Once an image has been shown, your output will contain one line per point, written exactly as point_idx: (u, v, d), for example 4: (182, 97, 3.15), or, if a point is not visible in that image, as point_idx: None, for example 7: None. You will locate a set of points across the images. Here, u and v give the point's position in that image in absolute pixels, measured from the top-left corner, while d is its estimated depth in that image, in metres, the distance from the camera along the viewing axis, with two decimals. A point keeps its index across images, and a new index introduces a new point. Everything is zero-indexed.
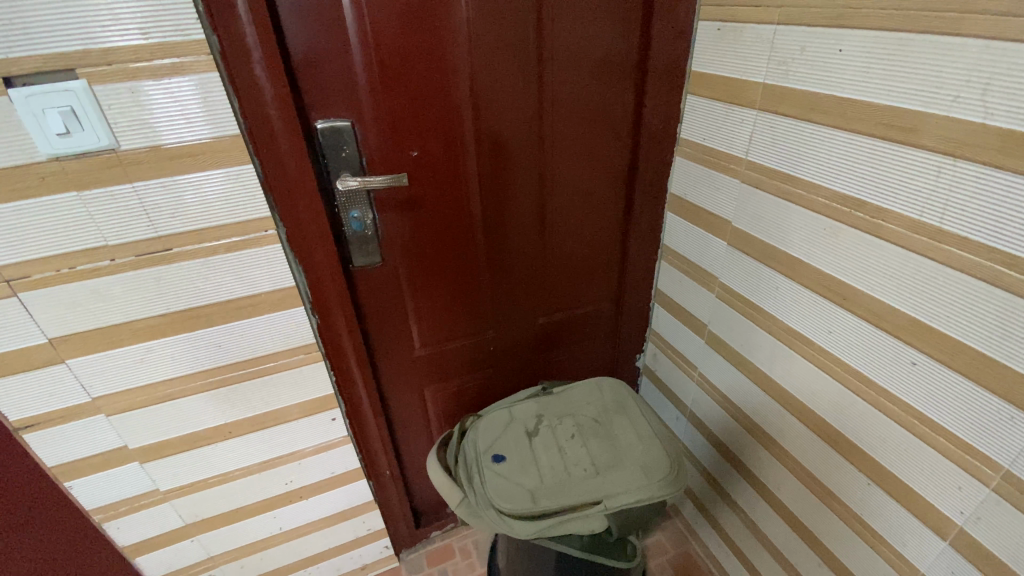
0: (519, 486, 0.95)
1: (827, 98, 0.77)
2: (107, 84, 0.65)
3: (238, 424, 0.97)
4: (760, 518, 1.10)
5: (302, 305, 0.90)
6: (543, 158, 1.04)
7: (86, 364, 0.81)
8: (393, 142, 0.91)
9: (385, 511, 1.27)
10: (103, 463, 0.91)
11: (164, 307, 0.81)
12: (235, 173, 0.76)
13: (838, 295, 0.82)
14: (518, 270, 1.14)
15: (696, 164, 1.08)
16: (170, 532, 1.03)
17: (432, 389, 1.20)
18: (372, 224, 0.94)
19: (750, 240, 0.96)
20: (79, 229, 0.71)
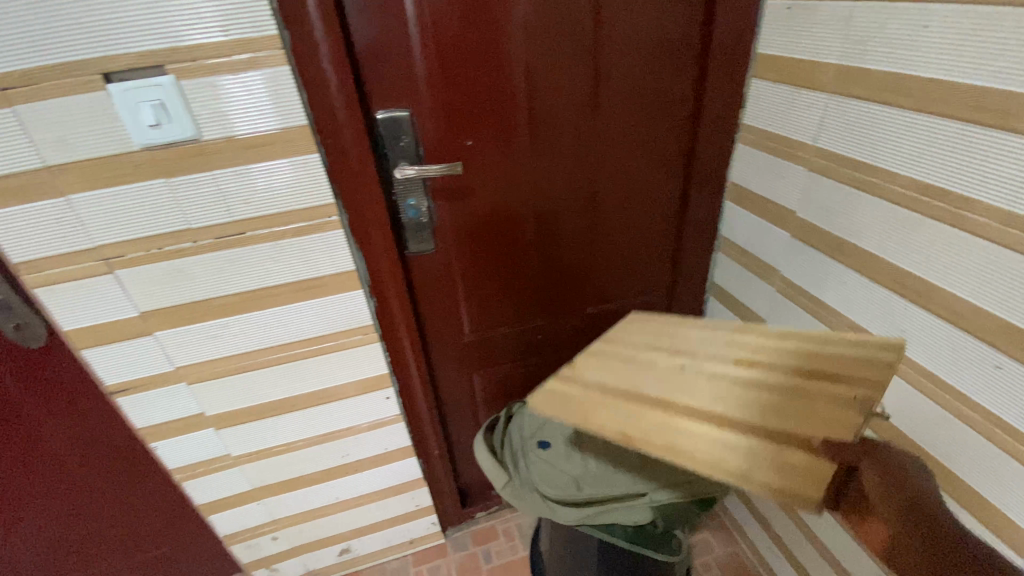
0: (563, 473, 0.97)
1: (908, 79, 0.71)
2: (192, 79, 0.70)
3: (301, 398, 1.04)
4: (816, 523, 1.05)
5: (360, 288, 0.95)
6: (597, 146, 1.04)
7: (172, 336, 0.89)
8: (449, 132, 0.93)
9: (433, 488, 1.32)
10: (184, 427, 1.00)
11: (238, 286, 0.87)
12: (302, 162, 0.80)
13: (912, 292, 0.76)
14: (568, 259, 1.14)
15: (760, 152, 1.03)
16: (240, 493, 1.12)
17: (480, 375, 1.23)
18: (427, 212, 0.97)
19: (816, 231, 0.92)
20: (167, 212, 0.78)
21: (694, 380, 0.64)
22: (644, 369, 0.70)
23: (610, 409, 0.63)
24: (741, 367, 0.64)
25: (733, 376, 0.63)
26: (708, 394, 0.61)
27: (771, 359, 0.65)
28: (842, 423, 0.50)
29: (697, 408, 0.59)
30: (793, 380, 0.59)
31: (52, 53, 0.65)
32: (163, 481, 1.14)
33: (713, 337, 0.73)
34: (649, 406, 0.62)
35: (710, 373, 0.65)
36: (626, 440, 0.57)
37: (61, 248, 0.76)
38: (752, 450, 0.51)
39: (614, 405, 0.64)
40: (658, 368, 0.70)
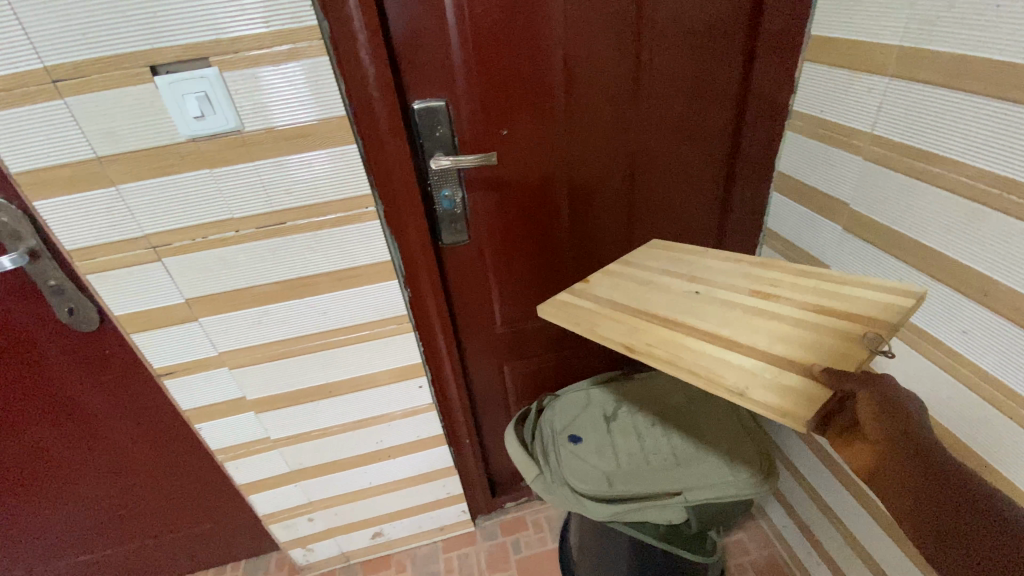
0: (595, 468, 0.96)
1: (978, 62, 0.65)
2: (234, 71, 0.71)
3: (337, 384, 1.06)
4: (858, 531, 1.00)
5: (395, 279, 0.95)
6: (636, 136, 1.01)
7: (215, 322, 0.91)
8: (485, 121, 0.91)
9: (463, 477, 1.33)
10: (226, 410, 1.03)
11: (277, 275, 0.89)
12: (340, 152, 0.81)
13: (976, 291, 0.71)
14: (603, 251, 1.12)
15: (810, 140, 0.98)
16: (278, 475, 1.16)
17: (512, 366, 1.23)
18: (461, 202, 0.97)
19: (871, 225, 0.86)
20: (211, 203, 0.80)
21: (709, 306, 0.72)
22: (663, 294, 0.78)
23: (612, 320, 0.73)
24: (755, 298, 0.71)
25: (749, 305, 0.70)
26: (719, 317, 0.69)
27: (788, 293, 0.71)
28: (836, 356, 0.58)
29: (707, 332, 0.67)
30: (798, 312, 0.66)
31: (103, 48, 0.67)
32: (206, 460, 1.19)
33: (734, 270, 0.80)
34: (657, 323, 0.70)
35: (724, 300, 0.73)
36: (629, 348, 0.67)
37: (112, 237, 0.80)
38: (746, 368, 0.59)
39: (617, 316, 0.73)
40: (672, 290, 0.78)
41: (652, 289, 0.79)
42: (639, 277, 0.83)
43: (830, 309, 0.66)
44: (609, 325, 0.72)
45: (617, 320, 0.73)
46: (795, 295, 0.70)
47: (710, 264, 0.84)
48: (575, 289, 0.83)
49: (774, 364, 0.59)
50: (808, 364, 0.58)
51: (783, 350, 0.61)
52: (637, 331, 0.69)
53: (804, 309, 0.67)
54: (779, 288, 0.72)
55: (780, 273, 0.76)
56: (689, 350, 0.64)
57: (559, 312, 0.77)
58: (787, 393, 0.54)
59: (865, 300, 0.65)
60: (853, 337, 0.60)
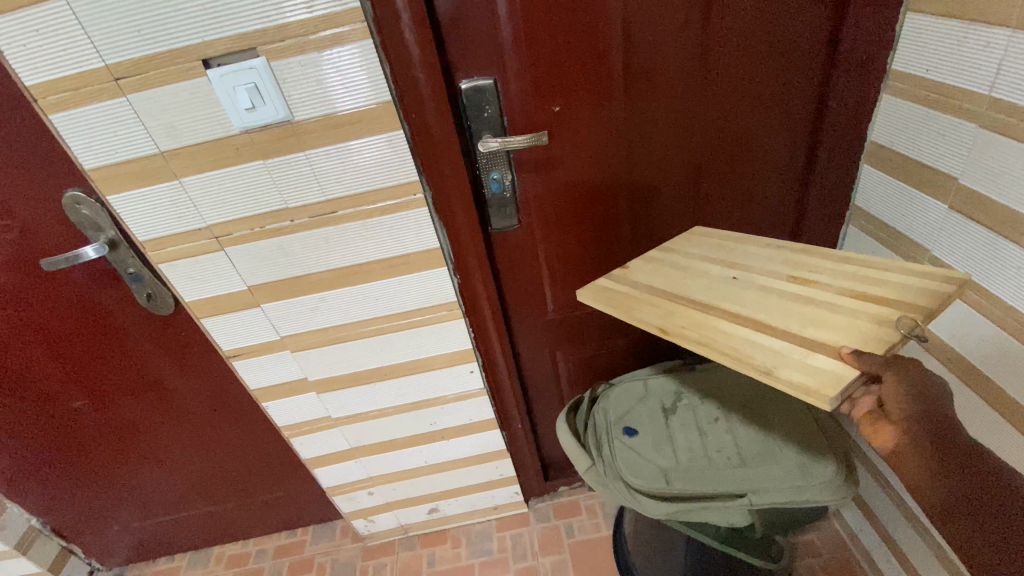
0: (651, 463, 0.92)
1: None
2: (282, 59, 0.71)
3: (391, 368, 1.07)
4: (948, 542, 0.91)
5: (445, 266, 0.94)
6: (704, 105, 0.91)
7: (276, 307, 0.94)
8: (536, 98, 0.86)
9: (516, 459, 1.33)
10: (289, 390, 1.08)
11: (331, 263, 0.90)
12: (388, 139, 0.79)
13: None
14: (665, 233, 1.05)
15: (911, 105, 0.85)
16: (340, 451, 1.21)
17: (564, 352, 1.19)
18: (511, 186, 0.93)
19: (983, 204, 0.74)
20: (266, 193, 0.81)
21: (746, 291, 0.71)
22: (699, 278, 0.77)
23: (649, 304, 0.73)
24: (793, 284, 0.70)
25: (787, 291, 0.69)
26: (756, 302, 0.69)
27: (826, 278, 0.70)
28: (868, 339, 0.59)
29: (744, 318, 0.67)
30: (836, 298, 0.66)
31: (159, 44, 0.68)
32: (274, 433, 1.26)
33: (773, 254, 0.78)
34: (693, 308, 0.70)
35: (762, 287, 0.72)
36: (662, 331, 0.67)
37: (178, 227, 0.83)
38: (778, 351, 0.61)
39: (653, 300, 0.73)
40: (710, 275, 0.77)
41: (689, 273, 0.79)
42: (679, 262, 0.82)
43: (870, 296, 0.65)
44: (644, 309, 0.72)
45: (653, 305, 0.73)
46: (834, 280, 0.69)
47: (750, 249, 0.81)
48: (614, 275, 0.83)
49: (804, 348, 0.60)
50: (837, 346, 0.59)
51: (816, 333, 0.61)
52: (672, 315, 0.69)
53: (844, 295, 0.66)
54: (818, 274, 0.71)
55: (820, 259, 0.74)
56: (724, 334, 0.65)
57: (596, 297, 0.78)
58: (819, 376, 0.56)
59: (911, 288, 0.64)
60: (888, 321, 0.60)
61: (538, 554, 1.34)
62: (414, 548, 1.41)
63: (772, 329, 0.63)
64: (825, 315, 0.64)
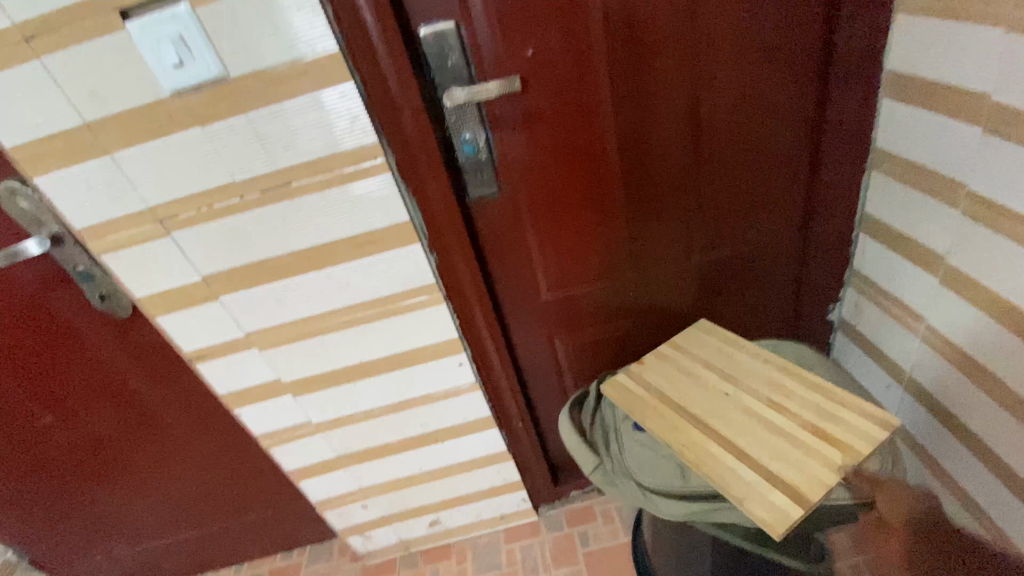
0: (666, 457, 0.80)
1: None
2: (208, 4, 0.62)
3: (372, 364, 0.97)
4: None
5: (418, 241, 0.84)
6: (698, 43, 0.82)
7: (236, 300, 0.86)
8: (507, 44, 0.77)
9: (520, 462, 1.22)
10: (264, 394, 0.98)
11: (292, 244, 0.81)
12: (339, 94, 0.70)
13: None
14: (665, 194, 0.94)
15: (938, 20, 0.74)
16: (326, 461, 1.11)
17: (564, 339, 1.09)
18: (486, 146, 0.83)
19: None
20: (208, 166, 0.73)
21: (732, 412, 0.80)
22: (697, 388, 0.85)
23: (654, 408, 0.83)
24: (769, 410, 0.79)
25: (764, 416, 0.79)
26: (739, 428, 0.78)
27: (796, 405, 0.79)
28: (816, 480, 0.69)
29: (727, 441, 0.76)
30: (800, 432, 0.75)
31: None
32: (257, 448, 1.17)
33: (758, 367, 0.86)
34: (689, 423, 0.80)
35: (746, 407, 0.80)
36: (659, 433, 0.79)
37: (118, 211, 0.75)
38: (747, 481, 0.71)
39: (658, 406, 0.83)
40: (706, 386, 0.85)
41: (690, 380, 0.87)
42: (682, 363, 0.90)
43: (828, 436, 0.74)
44: (647, 416, 0.83)
45: (658, 414, 0.82)
46: (801, 411, 0.78)
47: (740, 357, 0.89)
48: (629, 368, 0.92)
49: (768, 482, 0.70)
50: (794, 484, 0.69)
51: (779, 468, 0.71)
52: (670, 428, 0.80)
53: (807, 429, 0.75)
54: (790, 399, 0.80)
55: (796, 383, 0.82)
56: (709, 457, 0.75)
57: (614, 391, 0.88)
58: (770, 510, 0.67)
59: (861, 432, 0.73)
60: (834, 467, 0.70)
61: (551, 566, 1.21)
62: (416, 566, 1.29)
63: (746, 457, 0.73)
64: (789, 450, 0.73)
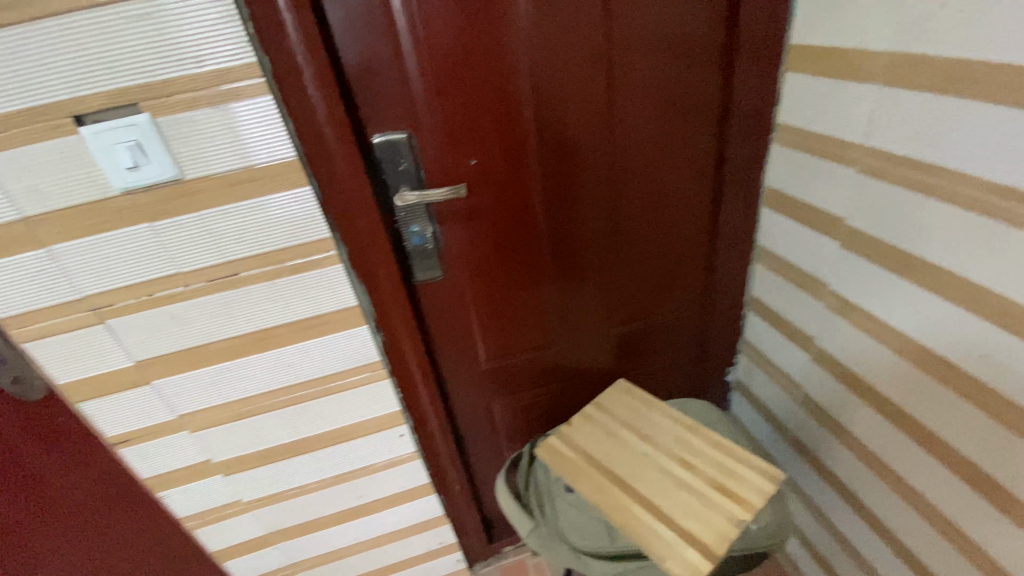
0: (595, 519, 0.89)
1: (979, 65, 0.60)
2: (168, 115, 0.65)
3: (310, 440, 0.98)
4: (879, 564, 0.94)
5: (366, 324, 0.89)
6: (616, 153, 0.95)
7: (170, 384, 0.84)
8: (452, 150, 0.85)
9: (456, 523, 1.25)
10: (191, 476, 0.95)
11: (235, 329, 0.82)
12: (294, 196, 0.74)
13: (994, 312, 0.65)
14: (590, 276, 1.06)
15: (798, 153, 0.92)
16: (254, 539, 1.07)
17: (500, 404, 1.16)
18: (432, 237, 0.90)
19: (871, 243, 0.81)
20: (153, 258, 0.73)
21: (650, 471, 0.90)
22: (620, 449, 0.95)
23: (581, 471, 0.91)
24: (680, 469, 0.89)
25: (677, 474, 0.88)
26: (656, 485, 0.87)
27: (703, 463, 0.90)
28: (719, 534, 0.79)
29: (646, 500, 0.85)
30: (706, 489, 0.85)
31: (20, 100, 0.61)
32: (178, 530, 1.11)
33: (671, 428, 0.97)
34: (612, 484, 0.88)
35: (661, 466, 0.90)
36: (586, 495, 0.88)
37: (47, 300, 0.72)
38: (664, 539, 0.80)
39: (585, 469, 0.92)
40: (627, 447, 0.95)
41: (614, 443, 0.96)
42: (607, 425, 1.00)
43: (729, 491, 0.85)
44: (577, 478, 0.90)
45: (585, 476, 0.90)
46: (707, 468, 0.89)
47: (656, 418, 1.00)
48: (560, 432, 1.00)
49: (683, 539, 0.79)
50: (701, 539, 0.79)
51: (690, 525, 0.81)
52: (596, 491, 0.88)
53: (712, 486, 0.86)
54: (698, 458, 0.91)
55: (704, 442, 0.93)
56: (631, 516, 0.83)
57: (547, 455, 0.95)
58: (685, 566, 0.76)
59: (756, 487, 0.84)
60: (734, 519, 0.80)
61: None
62: None
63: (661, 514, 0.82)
64: (698, 506, 0.83)
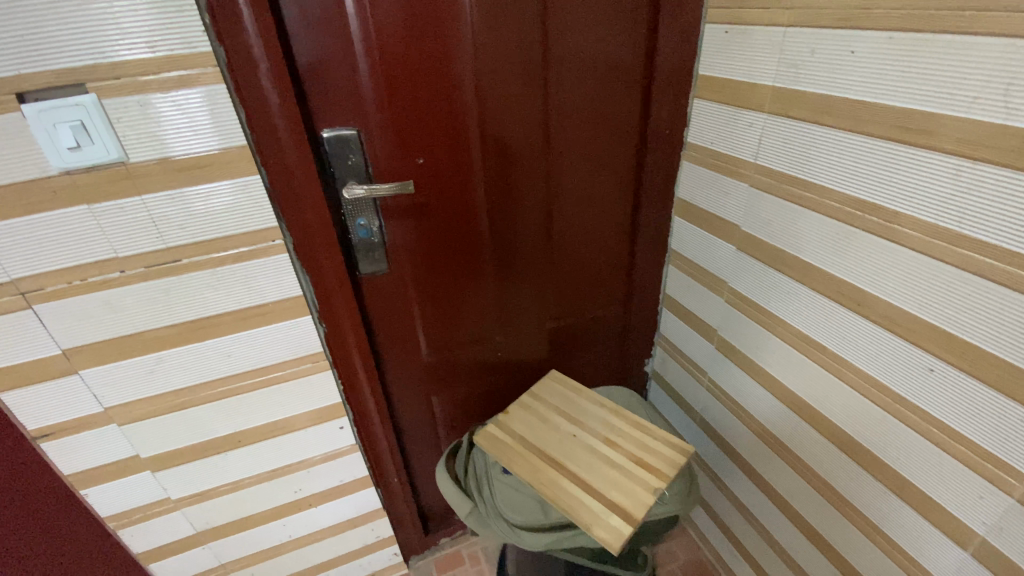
0: (529, 496, 0.96)
1: (838, 101, 0.75)
2: (116, 98, 0.66)
3: (247, 432, 0.97)
4: (771, 525, 1.09)
5: (309, 314, 0.91)
6: (550, 162, 1.04)
7: (99, 374, 0.81)
8: (399, 149, 0.90)
9: (393, 518, 1.27)
10: (116, 472, 0.91)
11: (173, 317, 0.81)
12: (242, 184, 0.76)
13: (851, 300, 0.80)
14: (526, 273, 1.14)
15: (704, 168, 1.06)
16: (182, 539, 1.03)
17: (439, 396, 1.20)
18: (378, 231, 0.95)
19: (761, 245, 0.95)
20: (89, 241, 0.72)
21: (579, 450, 0.98)
22: (552, 433, 1.03)
23: (517, 453, 0.98)
24: (606, 447, 0.98)
25: (603, 453, 0.97)
26: (584, 462, 0.96)
27: (625, 442, 1.00)
28: (639, 501, 0.88)
29: (575, 475, 0.93)
30: (627, 463, 0.95)
31: None
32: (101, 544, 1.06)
33: (597, 412, 1.07)
34: (544, 462, 0.96)
35: (588, 446, 0.99)
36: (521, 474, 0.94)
37: None
38: (591, 508, 0.87)
39: (521, 451, 0.99)
40: (559, 430, 1.03)
41: (547, 427, 1.04)
42: (541, 412, 1.08)
43: (647, 464, 0.95)
44: (513, 459, 0.97)
45: (520, 456, 0.97)
46: (629, 446, 0.99)
47: (584, 404, 1.09)
48: (497, 420, 1.06)
49: (608, 508, 0.87)
50: (624, 506, 0.87)
51: (614, 495, 0.89)
52: (530, 470, 0.95)
53: (632, 461, 0.95)
54: (620, 437, 1.01)
55: (625, 423, 1.04)
56: (561, 490, 0.91)
57: (485, 441, 1.01)
58: (610, 531, 0.84)
59: (670, 459, 0.95)
60: (652, 488, 0.90)
61: None
62: None
63: (588, 487, 0.91)
64: (621, 478, 0.92)
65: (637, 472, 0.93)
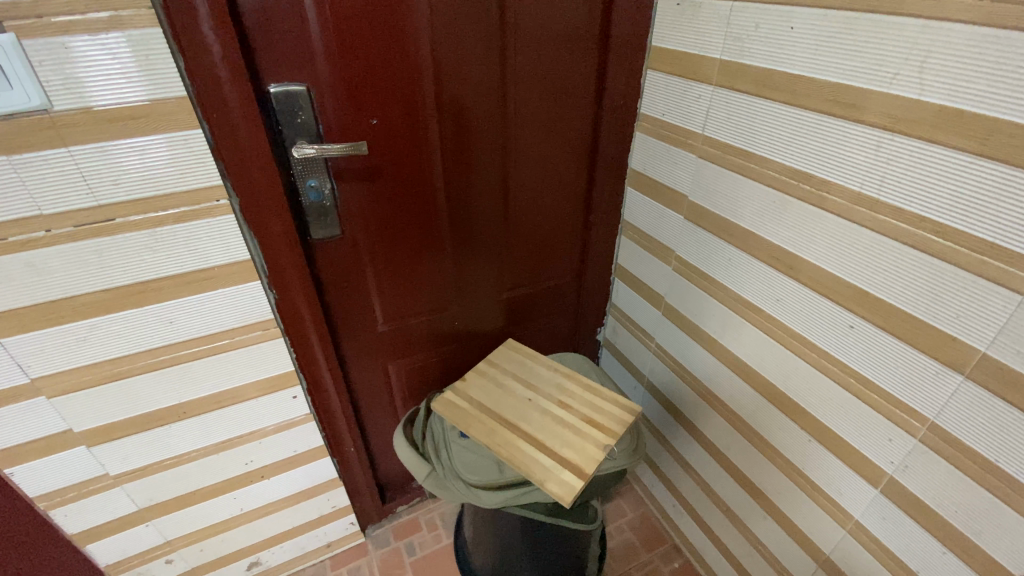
0: (486, 458, 0.99)
1: (778, 75, 0.80)
2: (37, 39, 0.60)
3: (193, 403, 0.94)
4: (710, 477, 1.17)
5: (258, 279, 0.88)
6: (507, 129, 1.04)
7: (23, 343, 0.76)
8: (352, 109, 0.88)
9: (350, 487, 1.27)
10: (45, 449, 0.86)
11: (108, 281, 0.77)
12: (183, 139, 0.73)
13: (785, 265, 0.86)
14: (482, 240, 1.14)
15: (656, 140, 1.10)
16: (123, 517, 0.99)
17: (396, 365, 1.20)
18: (330, 195, 0.92)
19: (705, 214, 1.00)
20: (9, 196, 0.66)
21: (534, 412, 1.01)
22: (508, 397, 1.05)
23: (475, 418, 1.00)
24: (560, 409, 1.02)
25: (557, 415, 1.01)
26: (538, 423, 0.99)
27: (578, 403, 1.04)
28: (590, 458, 0.92)
29: (531, 436, 0.96)
30: (580, 422, 0.99)
31: None
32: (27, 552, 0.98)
33: (552, 376, 1.10)
34: (501, 425, 0.98)
35: (543, 409, 1.02)
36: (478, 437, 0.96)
37: None
38: (546, 466, 0.91)
39: (477, 415, 1.00)
40: (514, 394, 1.06)
41: (503, 392, 1.06)
42: (497, 378, 1.10)
43: (597, 423, 0.99)
44: (472, 423, 0.99)
45: (478, 419, 0.99)
46: (580, 407, 1.03)
47: (539, 369, 1.12)
48: (454, 387, 1.08)
49: (561, 465, 0.91)
50: (576, 463, 0.91)
51: (567, 453, 0.93)
52: (488, 432, 0.97)
53: (584, 421, 0.99)
54: (573, 398, 1.05)
55: (578, 387, 1.07)
56: (519, 450, 0.93)
57: (443, 408, 1.02)
58: (564, 487, 0.87)
59: (618, 417, 1.00)
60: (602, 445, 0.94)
61: None
62: None
63: (543, 447, 0.94)
64: (573, 437, 0.96)
65: (587, 430, 0.98)
